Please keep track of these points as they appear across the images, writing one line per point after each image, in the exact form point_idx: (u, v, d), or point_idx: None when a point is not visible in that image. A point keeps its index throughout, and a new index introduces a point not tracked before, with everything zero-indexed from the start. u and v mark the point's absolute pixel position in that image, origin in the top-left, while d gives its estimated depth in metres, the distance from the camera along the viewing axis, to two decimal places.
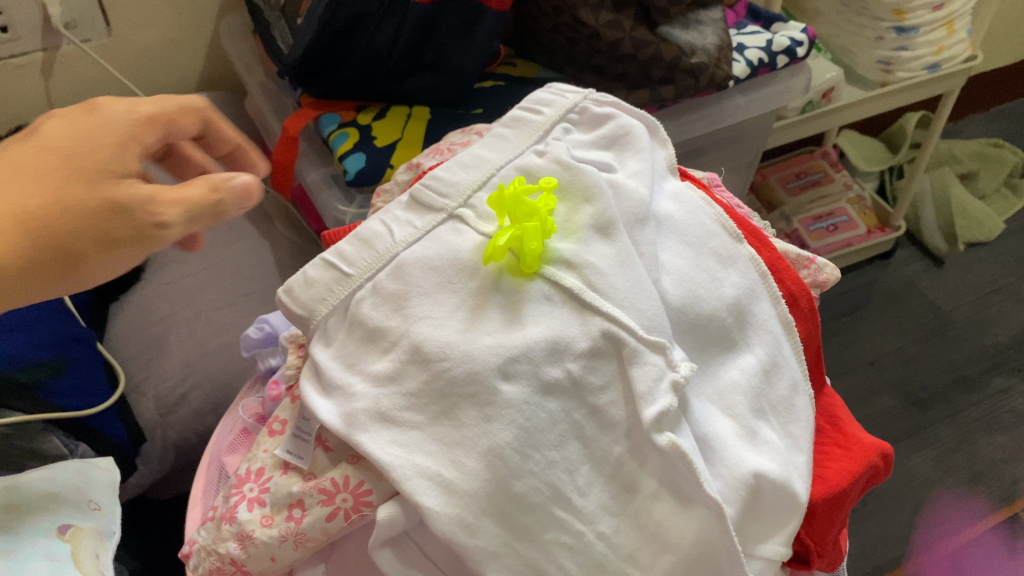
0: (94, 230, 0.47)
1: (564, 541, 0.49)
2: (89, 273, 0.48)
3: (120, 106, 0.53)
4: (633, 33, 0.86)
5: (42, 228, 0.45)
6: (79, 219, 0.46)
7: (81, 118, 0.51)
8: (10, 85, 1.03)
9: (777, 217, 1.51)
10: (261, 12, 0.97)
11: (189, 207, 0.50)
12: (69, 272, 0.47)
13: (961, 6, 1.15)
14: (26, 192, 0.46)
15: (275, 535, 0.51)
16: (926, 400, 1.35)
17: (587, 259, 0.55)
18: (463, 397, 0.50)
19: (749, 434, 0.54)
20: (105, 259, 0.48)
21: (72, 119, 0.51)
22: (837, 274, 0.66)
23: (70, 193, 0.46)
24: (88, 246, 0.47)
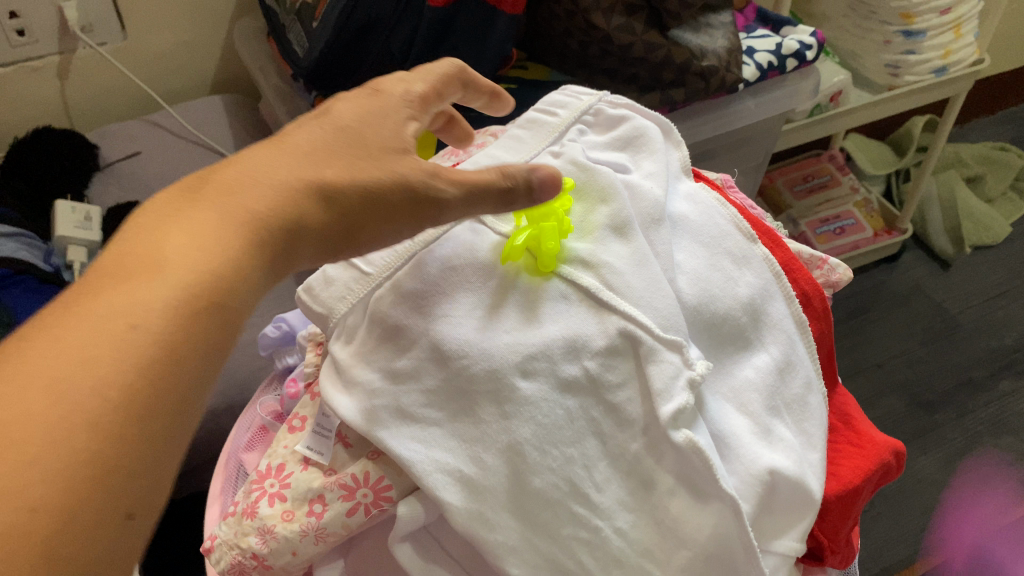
0: (378, 200, 0.43)
1: (582, 537, 0.50)
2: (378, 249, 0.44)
3: (399, 87, 0.50)
4: (644, 36, 0.87)
5: (336, 191, 0.41)
6: (368, 188, 0.42)
7: (369, 100, 0.48)
8: (26, 88, 1.04)
9: (785, 219, 1.51)
10: (276, 15, 0.98)
11: (473, 188, 0.46)
12: (363, 246, 0.43)
13: (968, 10, 1.16)
14: (324, 156, 0.42)
15: (297, 530, 0.51)
16: (934, 402, 1.36)
17: (604, 258, 0.56)
18: (482, 393, 0.51)
19: (764, 432, 0.55)
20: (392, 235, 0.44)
21: (362, 101, 0.47)
22: (850, 275, 0.67)
23: (362, 163, 0.43)
24: (385, 219, 0.43)
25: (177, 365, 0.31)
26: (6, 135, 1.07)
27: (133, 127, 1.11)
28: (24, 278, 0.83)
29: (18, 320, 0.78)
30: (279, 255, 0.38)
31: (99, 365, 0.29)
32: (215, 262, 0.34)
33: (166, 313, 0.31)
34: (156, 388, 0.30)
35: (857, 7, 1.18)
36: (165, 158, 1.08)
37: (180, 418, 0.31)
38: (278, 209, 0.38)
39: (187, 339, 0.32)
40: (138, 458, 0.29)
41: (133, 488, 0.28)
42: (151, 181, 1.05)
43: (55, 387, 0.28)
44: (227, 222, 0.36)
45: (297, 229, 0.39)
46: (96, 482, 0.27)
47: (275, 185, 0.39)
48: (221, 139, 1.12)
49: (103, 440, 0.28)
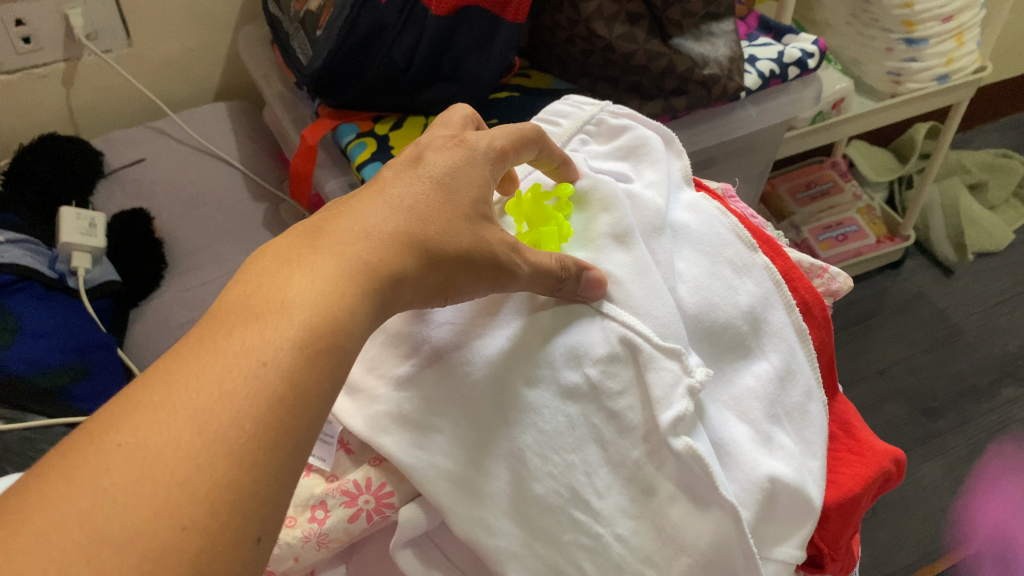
0: (462, 266, 0.47)
1: (583, 543, 0.50)
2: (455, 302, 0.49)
3: (485, 137, 0.52)
4: (646, 45, 0.87)
5: (432, 253, 0.45)
6: (457, 254, 0.47)
7: (455, 150, 0.51)
8: (32, 94, 1.04)
9: (787, 226, 1.52)
10: (280, 24, 0.99)
11: (542, 268, 0.51)
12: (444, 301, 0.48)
13: (970, 18, 1.16)
14: (424, 214, 0.46)
15: (299, 536, 0.51)
16: (936, 409, 1.36)
17: (605, 267, 0.57)
18: (490, 413, 0.52)
19: (764, 439, 0.55)
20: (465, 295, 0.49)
21: (450, 151, 0.50)
22: (850, 283, 0.67)
23: (456, 226, 0.47)
24: (465, 278, 0.48)
25: (302, 408, 0.35)
26: (12, 142, 1.08)
27: (138, 134, 1.11)
28: (26, 284, 0.83)
29: (24, 327, 0.79)
30: (380, 306, 0.42)
31: (242, 405, 0.33)
32: (335, 317, 0.38)
33: (294, 360, 0.35)
34: (285, 428, 0.34)
35: (859, 16, 1.18)
36: (170, 166, 1.09)
37: (300, 457, 0.34)
38: (385, 263, 0.42)
39: (310, 386, 0.36)
40: (270, 489, 0.32)
41: (266, 514, 0.32)
42: (156, 188, 1.06)
43: (208, 420, 0.32)
44: (343, 273, 0.40)
45: (397, 282, 0.43)
46: (236, 507, 0.31)
47: (381, 238, 0.43)
48: (226, 146, 1.12)
49: (243, 472, 0.32)
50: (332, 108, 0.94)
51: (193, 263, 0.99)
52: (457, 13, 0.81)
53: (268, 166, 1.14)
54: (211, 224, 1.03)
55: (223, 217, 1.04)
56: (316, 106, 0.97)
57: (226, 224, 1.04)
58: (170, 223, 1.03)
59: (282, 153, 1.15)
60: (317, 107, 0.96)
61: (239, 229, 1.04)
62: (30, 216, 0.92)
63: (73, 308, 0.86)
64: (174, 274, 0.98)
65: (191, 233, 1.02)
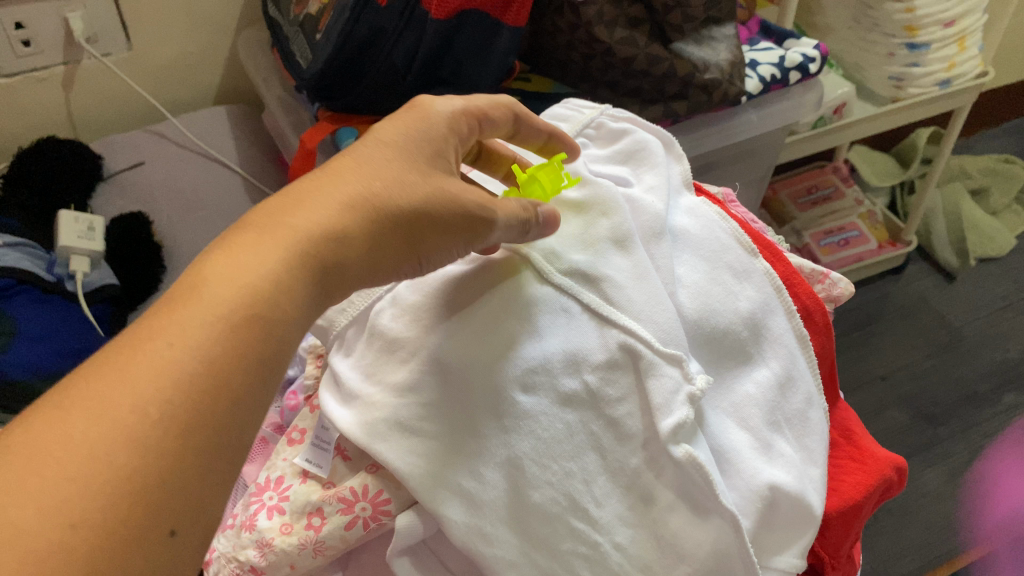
0: (419, 218, 0.47)
1: (581, 552, 0.50)
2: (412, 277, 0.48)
3: (438, 99, 0.52)
4: (647, 49, 0.87)
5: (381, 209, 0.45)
6: (411, 206, 0.46)
7: (407, 115, 0.51)
8: (31, 98, 1.04)
9: (789, 231, 1.51)
10: (280, 27, 0.98)
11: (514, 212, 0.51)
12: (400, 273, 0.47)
13: (972, 23, 1.16)
14: (367, 176, 0.45)
15: (295, 543, 0.50)
16: (938, 415, 1.35)
17: (605, 272, 0.56)
18: (481, 407, 0.51)
19: (765, 447, 0.55)
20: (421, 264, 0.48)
21: (401, 118, 0.51)
22: (851, 289, 0.67)
23: (404, 183, 0.47)
24: (419, 244, 0.47)
25: (217, 391, 0.34)
26: (11, 145, 1.07)
27: (137, 137, 1.11)
28: (25, 288, 0.83)
29: (23, 330, 0.79)
30: (319, 282, 0.41)
31: (145, 393, 0.32)
32: (262, 285, 0.38)
33: (205, 343, 0.35)
34: (196, 415, 0.33)
35: (861, 20, 1.18)
36: (170, 169, 1.08)
37: (222, 445, 0.34)
38: (320, 235, 0.41)
39: (225, 367, 0.35)
40: (180, 477, 0.32)
41: (177, 505, 0.31)
42: (156, 192, 1.06)
43: (106, 412, 0.31)
44: (268, 250, 0.39)
45: (337, 255, 0.42)
46: (137, 499, 0.30)
47: (318, 213, 0.42)
48: (226, 149, 1.12)
49: (145, 460, 0.31)
50: (331, 112, 0.93)
51: None
52: (457, 17, 0.80)
53: (268, 170, 1.14)
54: (210, 228, 1.03)
55: (222, 221, 1.04)
56: (316, 109, 0.96)
57: (225, 228, 1.04)
58: (169, 227, 1.02)
59: (281, 156, 1.15)
60: (317, 111, 0.95)
61: None
62: (30, 220, 0.93)
63: (71, 312, 0.85)
64: (173, 278, 0.97)
65: (190, 236, 1.02)
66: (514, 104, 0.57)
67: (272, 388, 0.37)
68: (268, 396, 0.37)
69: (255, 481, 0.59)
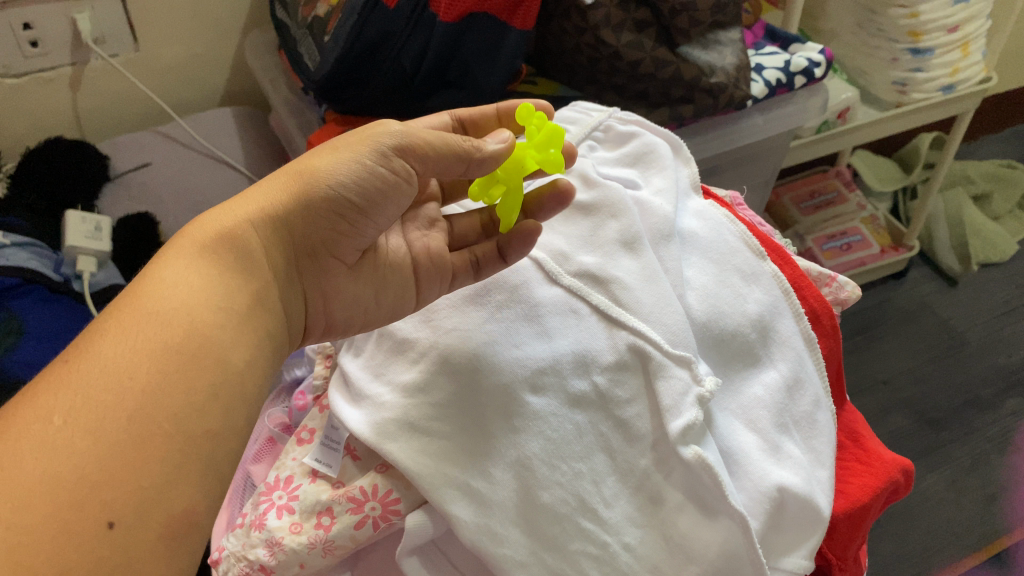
0: (320, 159, 0.50)
1: (591, 552, 0.50)
2: (353, 220, 0.50)
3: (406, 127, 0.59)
4: (654, 53, 0.87)
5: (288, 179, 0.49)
6: (315, 160, 0.50)
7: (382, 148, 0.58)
8: (39, 98, 1.05)
9: (791, 235, 1.52)
10: (288, 29, 0.99)
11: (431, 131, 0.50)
12: (332, 216, 0.49)
13: (976, 28, 1.16)
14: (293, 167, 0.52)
15: (304, 542, 0.50)
16: (940, 420, 1.35)
17: (613, 274, 0.57)
18: (491, 408, 0.51)
19: (773, 448, 0.55)
20: (348, 197, 0.48)
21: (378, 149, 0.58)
22: (858, 293, 0.67)
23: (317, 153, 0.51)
24: (329, 178, 0.48)
25: (122, 388, 0.38)
26: (17, 146, 1.08)
27: (144, 138, 1.11)
28: (33, 288, 0.83)
29: (30, 330, 0.79)
30: (224, 253, 0.47)
31: (51, 407, 0.37)
32: (170, 269, 0.45)
33: (102, 334, 0.41)
34: (104, 412, 0.37)
35: (865, 25, 1.18)
36: (176, 170, 1.09)
37: (143, 434, 0.37)
38: (216, 221, 0.48)
39: (122, 349, 0.40)
40: (100, 470, 0.36)
41: (103, 497, 0.35)
42: (162, 193, 1.06)
43: (18, 429, 0.36)
44: (172, 248, 0.47)
45: (237, 229, 0.47)
46: (53, 498, 0.34)
47: (225, 209, 0.49)
48: (232, 150, 1.12)
49: (56, 463, 0.35)
50: (338, 114, 0.94)
51: None
52: (466, 19, 0.81)
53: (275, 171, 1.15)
54: None
55: None
56: (322, 111, 0.97)
57: None
58: (175, 228, 1.03)
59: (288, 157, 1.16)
60: (324, 113, 0.96)
61: None
62: (35, 220, 0.93)
63: (78, 312, 0.86)
64: None
65: None
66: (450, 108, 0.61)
67: (199, 367, 0.41)
68: (188, 360, 0.41)
69: (264, 481, 0.59)
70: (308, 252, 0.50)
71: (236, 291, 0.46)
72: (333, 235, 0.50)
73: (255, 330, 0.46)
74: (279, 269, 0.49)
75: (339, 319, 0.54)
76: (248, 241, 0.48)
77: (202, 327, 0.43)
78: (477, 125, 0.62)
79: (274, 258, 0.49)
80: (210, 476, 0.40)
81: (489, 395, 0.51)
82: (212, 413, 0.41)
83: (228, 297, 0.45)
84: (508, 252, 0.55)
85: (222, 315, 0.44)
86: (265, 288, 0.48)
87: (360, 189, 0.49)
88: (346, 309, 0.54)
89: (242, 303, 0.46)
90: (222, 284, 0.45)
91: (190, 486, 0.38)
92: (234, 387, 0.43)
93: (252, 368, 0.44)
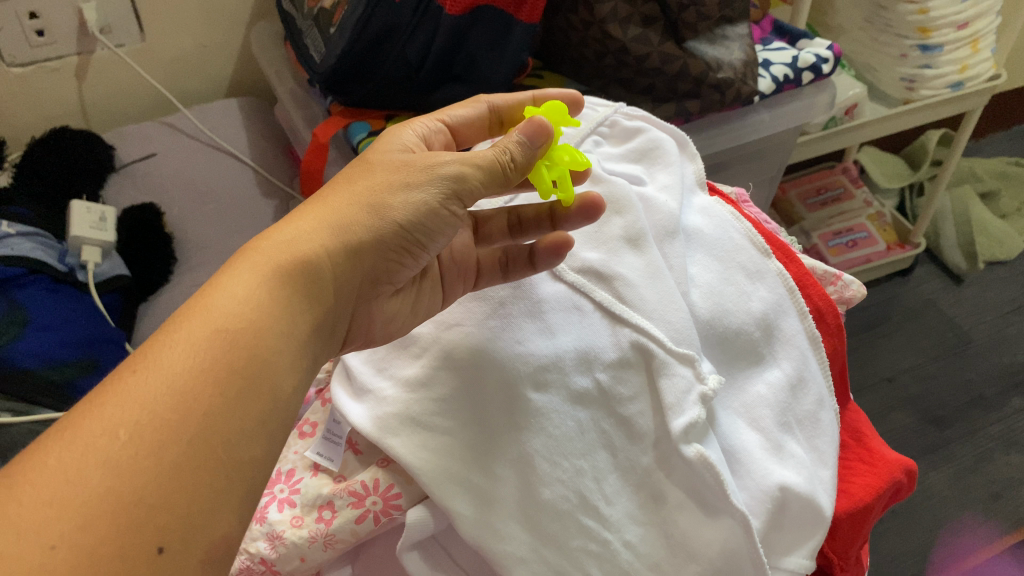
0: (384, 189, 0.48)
1: (592, 549, 0.50)
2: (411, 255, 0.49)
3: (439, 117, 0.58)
4: (660, 48, 0.87)
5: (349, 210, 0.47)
6: (377, 190, 0.48)
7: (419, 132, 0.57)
8: (43, 88, 1.05)
9: (796, 231, 1.51)
10: (294, 21, 0.98)
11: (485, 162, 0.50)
12: (397, 251, 0.48)
13: (986, 25, 1.15)
14: (343, 187, 0.48)
15: (305, 536, 0.50)
16: (944, 417, 1.35)
17: (618, 271, 0.57)
18: (496, 406, 0.51)
19: (775, 447, 0.55)
20: (415, 236, 0.48)
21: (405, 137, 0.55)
22: (863, 292, 0.67)
23: (373, 176, 0.49)
24: (401, 215, 0.47)
25: (184, 409, 0.37)
26: (23, 134, 1.08)
27: (149, 128, 1.11)
28: (38, 278, 0.83)
29: (34, 320, 0.78)
30: (299, 281, 0.44)
31: (117, 420, 0.36)
32: (239, 301, 0.42)
33: (167, 345, 0.39)
34: (167, 434, 0.36)
35: (873, 21, 1.17)
36: (181, 161, 1.09)
37: (198, 459, 0.36)
38: (281, 250, 0.44)
39: (188, 366, 0.38)
40: (156, 494, 0.34)
41: (157, 521, 0.34)
42: (166, 184, 1.06)
43: (81, 441, 0.35)
44: (240, 269, 0.44)
45: (312, 255, 0.45)
46: (113, 519, 0.33)
47: (291, 228, 0.46)
48: (237, 142, 1.12)
49: (119, 482, 0.34)
50: (344, 106, 0.93)
51: (202, 259, 0.99)
52: (472, 13, 0.81)
53: (280, 163, 1.15)
54: (221, 221, 1.03)
55: (233, 213, 1.05)
56: (328, 103, 0.96)
57: (237, 220, 1.04)
58: (181, 219, 1.03)
59: (293, 149, 1.16)
60: (329, 105, 0.95)
61: (250, 227, 1.04)
62: (41, 212, 0.92)
63: (83, 302, 0.85)
64: (184, 269, 0.98)
65: (200, 228, 1.02)
66: (488, 97, 0.61)
67: (256, 394, 0.40)
68: (246, 384, 0.40)
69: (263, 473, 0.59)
70: (370, 281, 0.49)
71: (305, 329, 0.44)
72: (394, 266, 0.49)
73: (306, 356, 0.44)
74: (344, 299, 0.47)
75: (379, 337, 0.52)
76: (322, 269, 0.45)
77: (270, 361, 0.41)
78: (512, 116, 0.62)
79: (342, 288, 0.47)
80: (249, 502, 0.38)
81: (490, 389, 0.51)
82: (257, 439, 0.39)
83: (298, 327, 0.43)
84: (541, 258, 0.55)
85: (287, 339, 0.42)
86: (326, 326, 0.46)
87: (422, 227, 0.48)
88: (387, 328, 0.52)
89: (308, 347, 0.44)
90: (297, 317, 0.43)
91: (229, 512, 0.37)
92: (280, 414, 0.41)
93: (298, 395, 0.43)
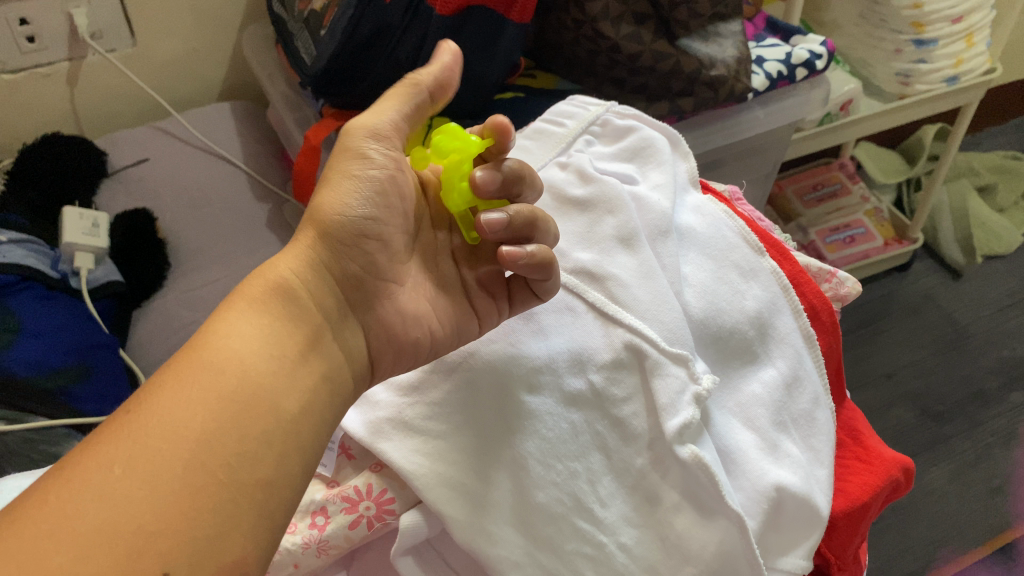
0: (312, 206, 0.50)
1: (587, 553, 0.49)
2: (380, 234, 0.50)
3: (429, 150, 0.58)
4: (652, 46, 0.87)
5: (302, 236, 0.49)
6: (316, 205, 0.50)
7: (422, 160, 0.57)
8: (36, 94, 1.04)
9: (794, 228, 1.50)
10: (285, 24, 0.98)
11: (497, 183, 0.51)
12: (358, 240, 0.49)
13: (981, 19, 1.15)
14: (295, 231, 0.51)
15: (299, 542, 0.49)
16: (944, 413, 1.35)
17: (610, 271, 0.57)
18: (492, 410, 0.51)
19: (770, 447, 0.55)
20: (369, 212, 0.49)
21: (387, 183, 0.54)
22: (858, 289, 0.66)
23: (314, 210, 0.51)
24: (337, 203, 0.49)
25: (175, 437, 0.38)
26: (16, 141, 1.08)
27: (142, 134, 1.11)
28: (31, 285, 0.82)
29: (26, 327, 0.77)
30: (270, 302, 0.45)
31: (111, 456, 0.36)
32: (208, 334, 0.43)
33: (148, 386, 0.41)
34: (162, 463, 0.37)
35: (868, 16, 1.17)
36: (175, 165, 1.08)
37: (197, 484, 0.37)
38: (252, 279, 0.46)
39: (172, 396, 0.39)
40: (156, 521, 0.35)
41: (159, 547, 0.34)
42: (159, 189, 1.06)
43: (76, 478, 0.36)
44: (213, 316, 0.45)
45: (275, 277, 0.46)
46: (110, 548, 0.33)
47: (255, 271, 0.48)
48: (228, 146, 1.12)
49: (115, 512, 0.34)
50: (338, 108, 0.92)
51: (196, 264, 0.98)
52: (462, 13, 0.80)
53: (273, 166, 1.14)
54: (214, 225, 1.03)
55: (226, 218, 1.04)
56: (321, 106, 0.95)
57: (230, 224, 1.04)
58: (174, 224, 1.02)
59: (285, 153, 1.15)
60: (322, 107, 0.94)
61: (244, 231, 1.03)
62: (32, 217, 0.92)
63: (77, 308, 0.85)
64: (177, 274, 0.97)
65: (194, 233, 1.02)
66: None
67: (254, 416, 0.40)
68: (242, 408, 0.40)
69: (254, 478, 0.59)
70: (352, 284, 0.49)
71: (288, 336, 0.44)
72: (372, 261, 0.50)
73: (306, 372, 0.44)
74: (330, 312, 0.48)
75: (403, 346, 0.51)
76: (293, 285, 0.46)
77: (255, 374, 0.42)
78: None
79: (323, 300, 0.47)
80: (261, 521, 0.38)
81: (484, 393, 0.51)
82: (264, 458, 0.40)
83: (279, 345, 0.44)
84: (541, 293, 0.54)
85: (279, 362, 0.43)
86: (317, 333, 0.46)
87: (369, 202, 0.49)
88: (407, 338, 0.51)
89: (294, 348, 0.44)
90: (272, 332, 0.44)
91: (238, 534, 0.37)
92: (286, 434, 0.41)
93: (305, 413, 0.43)
